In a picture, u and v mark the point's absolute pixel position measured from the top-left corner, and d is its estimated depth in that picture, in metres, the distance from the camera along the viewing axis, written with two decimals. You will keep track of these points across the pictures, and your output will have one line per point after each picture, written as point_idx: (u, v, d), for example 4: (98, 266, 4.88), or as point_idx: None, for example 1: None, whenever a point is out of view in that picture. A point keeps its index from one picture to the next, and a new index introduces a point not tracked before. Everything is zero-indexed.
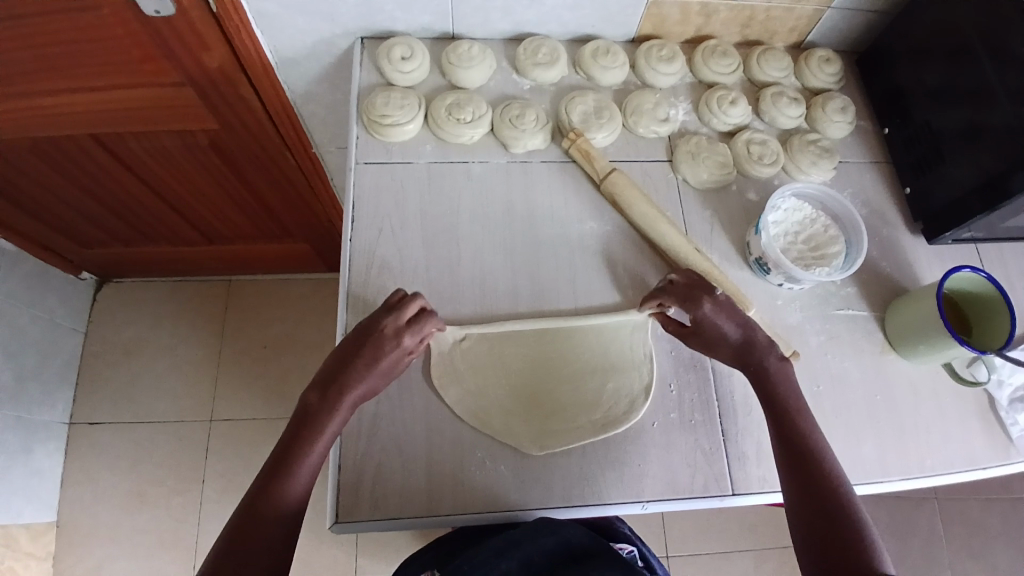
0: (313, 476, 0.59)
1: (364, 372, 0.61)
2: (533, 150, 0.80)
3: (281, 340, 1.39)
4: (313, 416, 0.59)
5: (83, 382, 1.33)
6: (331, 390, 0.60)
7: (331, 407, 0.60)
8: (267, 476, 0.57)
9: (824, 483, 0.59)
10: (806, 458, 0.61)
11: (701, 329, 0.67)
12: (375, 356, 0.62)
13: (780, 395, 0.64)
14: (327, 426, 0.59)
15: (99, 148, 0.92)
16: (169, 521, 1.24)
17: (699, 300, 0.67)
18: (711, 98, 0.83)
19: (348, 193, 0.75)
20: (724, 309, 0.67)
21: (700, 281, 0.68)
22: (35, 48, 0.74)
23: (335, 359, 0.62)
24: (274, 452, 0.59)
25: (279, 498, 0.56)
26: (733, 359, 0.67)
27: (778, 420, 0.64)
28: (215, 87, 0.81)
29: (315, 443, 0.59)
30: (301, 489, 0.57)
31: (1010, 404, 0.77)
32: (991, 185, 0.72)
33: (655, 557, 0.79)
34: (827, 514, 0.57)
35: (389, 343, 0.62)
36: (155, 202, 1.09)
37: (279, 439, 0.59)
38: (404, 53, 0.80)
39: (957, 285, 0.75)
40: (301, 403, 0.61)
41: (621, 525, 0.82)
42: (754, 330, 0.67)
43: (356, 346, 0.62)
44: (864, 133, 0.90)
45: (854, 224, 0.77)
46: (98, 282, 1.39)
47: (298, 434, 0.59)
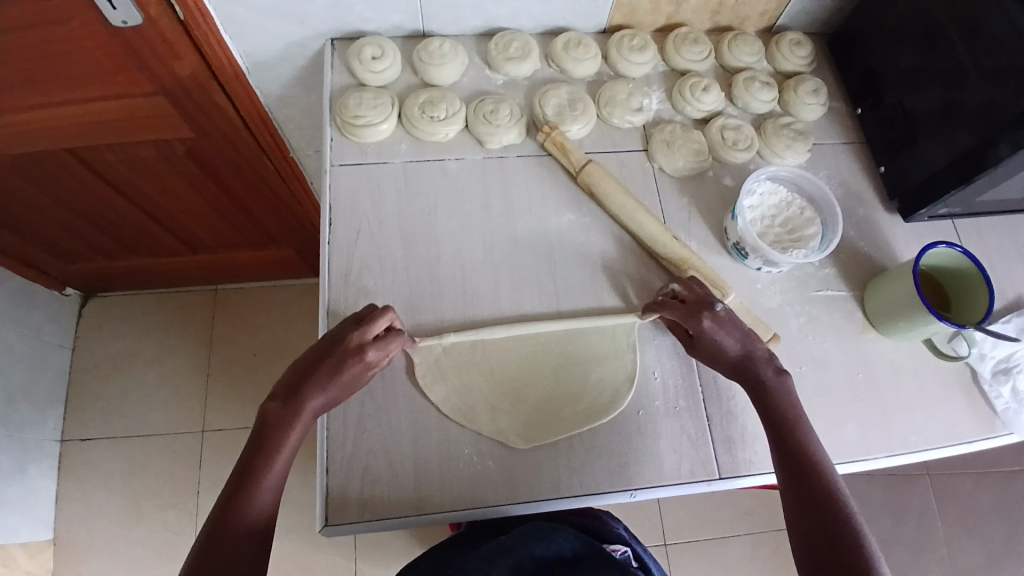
0: (278, 488, 0.58)
1: (327, 380, 0.61)
2: (508, 146, 0.80)
3: (269, 348, 1.39)
4: (275, 428, 0.59)
5: (73, 399, 1.31)
6: (292, 401, 0.60)
7: (293, 419, 0.60)
8: (230, 492, 0.56)
9: (824, 495, 0.59)
10: (805, 469, 0.61)
11: (702, 344, 0.67)
12: (341, 364, 0.61)
13: (778, 404, 0.64)
14: (291, 436, 0.59)
15: (74, 161, 0.91)
16: (166, 533, 1.24)
17: (699, 315, 0.67)
18: (684, 85, 0.83)
19: (324, 195, 0.75)
20: (725, 324, 0.67)
21: (702, 296, 0.69)
22: (2, 64, 0.73)
23: (296, 371, 0.62)
24: (235, 468, 0.58)
25: (243, 514, 0.55)
26: (733, 372, 0.67)
27: (777, 429, 0.64)
28: (189, 95, 0.81)
29: (279, 454, 0.59)
30: (267, 503, 0.57)
31: (994, 377, 0.78)
32: (964, 162, 0.73)
33: (649, 557, 0.79)
34: (827, 527, 0.57)
35: (354, 357, 0.62)
36: (134, 214, 1.08)
37: (240, 455, 0.59)
38: (375, 53, 0.80)
39: (935, 261, 0.75)
40: (260, 416, 0.60)
41: (613, 525, 0.82)
42: (755, 344, 0.67)
43: (320, 357, 0.62)
44: (837, 114, 0.91)
45: (829, 206, 0.77)
46: (82, 297, 1.38)
47: (261, 443, 0.59)
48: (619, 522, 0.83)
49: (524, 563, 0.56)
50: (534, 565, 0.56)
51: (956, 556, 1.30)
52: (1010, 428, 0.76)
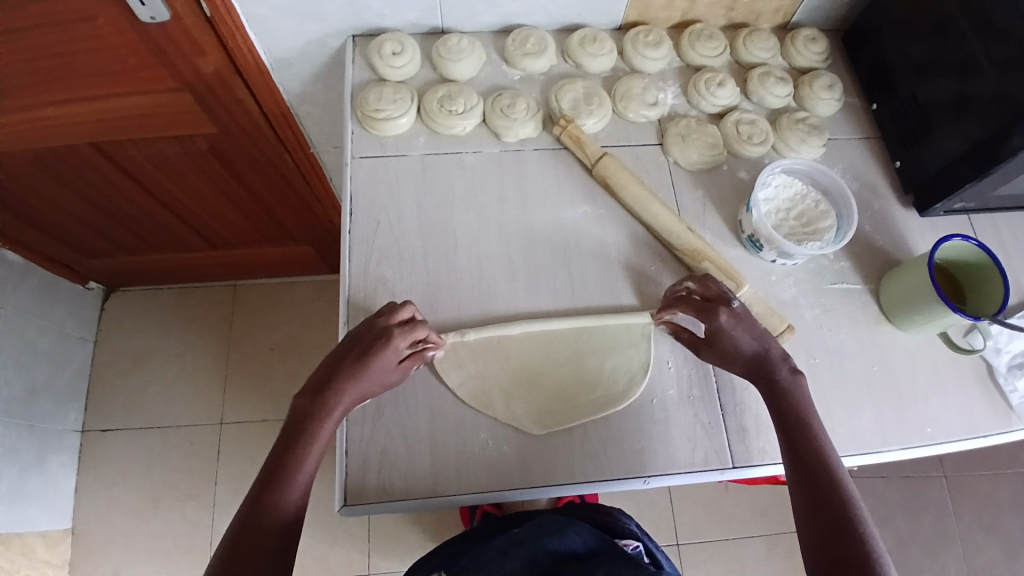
0: (308, 482, 0.60)
1: (355, 376, 0.62)
2: (525, 139, 0.81)
3: (286, 343, 1.41)
4: (305, 423, 0.60)
5: (93, 392, 1.35)
6: (322, 394, 0.61)
7: (322, 412, 0.61)
8: (262, 486, 0.58)
9: (834, 501, 0.58)
10: (816, 473, 0.60)
11: (715, 341, 0.67)
12: (368, 356, 0.62)
13: (790, 405, 0.65)
14: (320, 430, 0.60)
15: (101, 156, 0.94)
16: (183, 525, 1.26)
17: (713, 311, 0.67)
18: (699, 80, 0.84)
19: (344, 187, 0.76)
20: (742, 321, 0.66)
21: (719, 294, 0.68)
22: (34, 60, 0.76)
23: (325, 364, 0.63)
24: (267, 462, 0.59)
25: (275, 507, 0.57)
26: (747, 371, 0.67)
27: (789, 429, 0.64)
28: (212, 91, 0.83)
29: (309, 449, 0.60)
30: (297, 496, 0.59)
31: (1009, 371, 0.78)
32: (979, 152, 0.73)
33: (662, 554, 0.80)
34: (837, 533, 0.57)
35: (379, 349, 0.63)
36: (157, 210, 1.11)
37: (271, 449, 0.60)
38: (395, 48, 0.81)
39: (949, 254, 0.75)
40: (291, 411, 0.62)
41: (627, 521, 0.83)
42: (770, 343, 0.67)
43: (348, 350, 0.63)
44: (852, 109, 0.91)
45: (844, 198, 0.77)
46: (104, 291, 1.41)
47: (293, 436, 0.60)
48: (633, 518, 0.84)
49: (538, 557, 0.57)
50: (548, 560, 0.57)
51: (975, 558, 1.28)
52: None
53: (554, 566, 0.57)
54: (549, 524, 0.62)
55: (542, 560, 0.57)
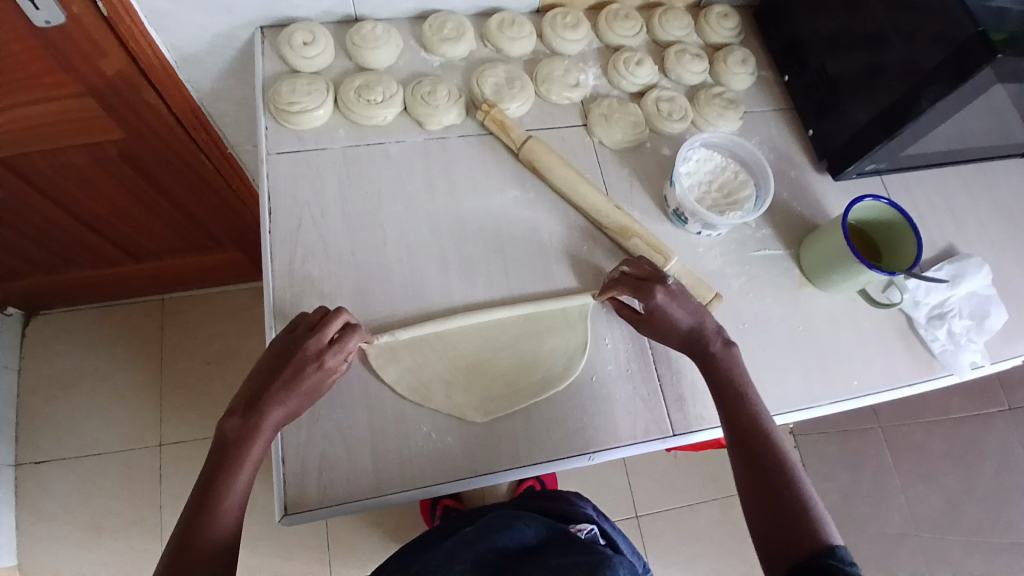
0: (241, 503, 0.57)
1: (285, 390, 0.60)
2: (449, 126, 0.80)
3: (227, 353, 1.36)
4: (234, 443, 0.58)
5: (22, 422, 1.26)
6: (252, 414, 0.59)
7: (253, 433, 0.58)
8: (193, 511, 0.55)
9: (773, 468, 0.60)
10: (755, 442, 0.62)
11: (654, 318, 0.69)
12: (299, 373, 0.60)
13: (727, 378, 0.67)
14: (251, 452, 0.58)
15: (4, 172, 0.87)
16: (130, 551, 1.20)
17: (650, 290, 0.69)
18: (618, 60, 0.85)
19: (262, 185, 0.74)
20: (677, 297, 0.69)
21: (653, 273, 0.71)
22: None
23: (253, 382, 0.60)
24: (196, 487, 0.57)
25: (207, 533, 0.54)
26: (682, 345, 0.69)
27: (726, 400, 0.66)
28: (120, 94, 0.79)
29: (238, 479, 0.57)
30: (232, 518, 0.56)
31: (928, 322, 0.83)
32: (888, 116, 0.77)
33: (618, 535, 0.80)
34: (778, 498, 0.58)
35: (312, 364, 0.61)
36: (72, 224, 1.04)
37: (200, 472, 0.57)
38: (306, 39, 0.79)
39: (862, 216, 0.79)
40: (218, 433, 0.58)
41: (584, 507, 0.83)
42: (704, 317, 0.69)
43: (277, 366, 0.61)
44: (766, 82, 0.94)
45: (761, 167, 0.80)
46: (24, 315, 1.31)
47: (222, 460, 0.57)
48: (589, 503, 0.84)
49: (487, 554, 0.56)
50: (497, 557, 0.56)
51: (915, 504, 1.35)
52: (950, 368, 0.81)
53: (504, 561, 0.56)
54: (497, 522, 0.62)
55: (492, 557, 0.56)
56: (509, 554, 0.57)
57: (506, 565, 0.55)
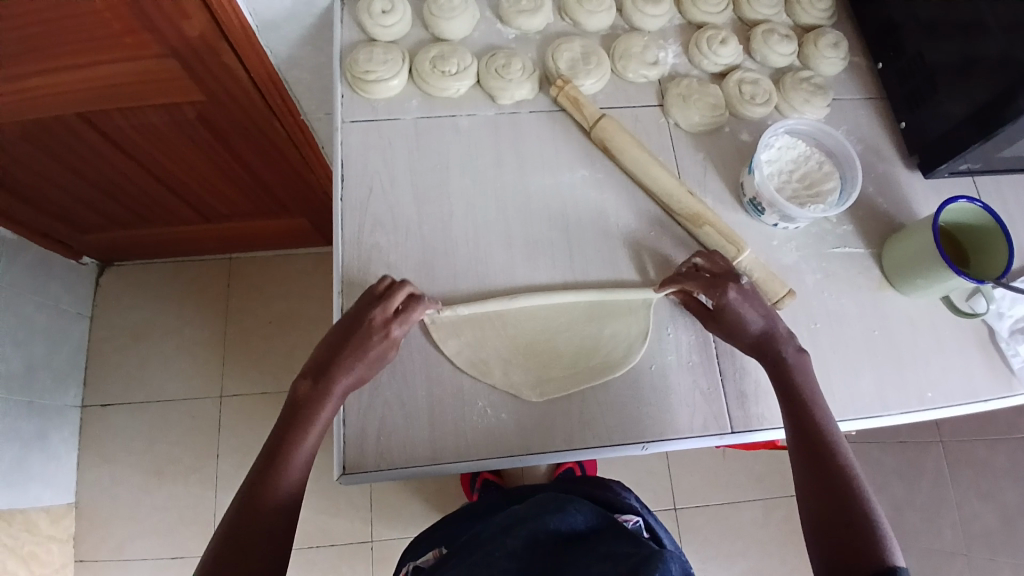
0: (308, 461, 0.59)
1: (354, 355, 0.62)
2: (520, 101, 0.79)
3: (285, 316, 1.40)
4: (304, 409, 0.60)
5: (92, 367, 1.34)
6: (322, 378, 0.61)
7: (323, 396, 0.61)
8: (264, 465, 0.58)
9: (838, 480, 0.58)
10: (820, 452, 0.60)
11: (722, 317, 0.67)
12: (365, 342, 0.62)
13: (796, 384, 0.64)
14: (320, 415, 0.60)
15: (90, 127, 0.91)
16: (187, 496, 1.28)
17: (723, 287, 0.67)
18: (701, 38, 0.81)
19: (336, 151, 0.74)
20: (749, 298, 0.67)
21: (725, 270, 0.69)
22: (22, 29, 0.72)
23: (323, 349, 0.63)
24: (268, 443, 0.59)
25: (276, 486, 0.57)
26: (752, 348, 0.67)
27: (793, 407, 0.63)
28: (200, 57, 0.80)
29: (306, 439, 0.59)
30: (299, 475, 0.58)
31: (1011, 335, 0.77)
32: (983, 114, 0.71)
33: (661, 529, 0.79)
34: (840, 511, 0.56)
35: (377, 334, 0.63)
36: (149, 182, 1.08)
37: (272, 430, 0.60)
38: (385, 7, 0.78)
39: (953, 218, 0.74)
40: (292, 395, 0.61)
41: (626, 495, 0.82)
42: (776, 321, 0.67)
43: (345, 334, 0.63)
44: (858, 68, 0.88)
45: (848, 158, 0.75)
46: (99, 266, 1.39)
47: (292, 421, 0.60)
48: (631, 492, 0.83)
49: (537, 535, 0.55)
50: (548, 538, 0.55)
51: None
52: None
53: (554, 545, 0.55)
54: (551, 501, 0.61)
55: (543, 538, 0.55)
56: (561, 537, 0.56)
57: (557, 549, 0.54)
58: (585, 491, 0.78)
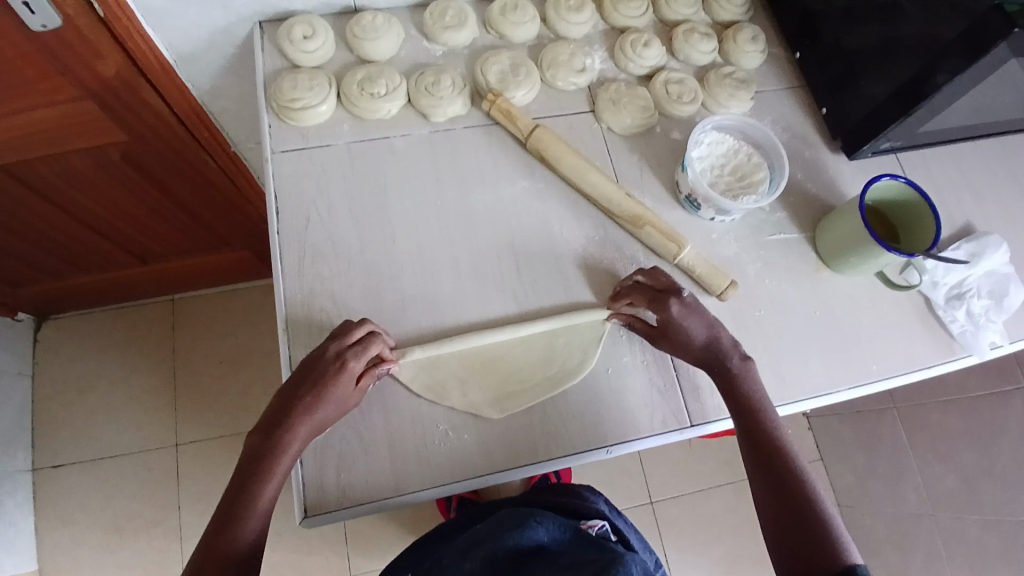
0: (265, 518, 0.57)
1: (311, 409, 0.59)
2: (454, 117, 0.79)
3: (238, 354, 1.36)
4: (257, 464, 0.57)
5: (38, 427, 1.26)
6: (277, 429, 0.58)
7: (277, 448, 0.58)
8: (218, 524, 0.55)
9: (793, 490, 0.59)
10: (772, 461, 0.61)
11: (669, 332, 0.67)
12: (322, 386, 0.60)
13: (746, 395, 0.65)
14: (274, 468, 0.57)
15: (8, 180, 0.86)
16: (153, 551, 1.22)
17: (666, 302, 0.67)
18: (625, 43, 0.83)
19: (268, 184, 0.72)
20: (692, 311, 0.67)
21: (667, 284, 0.69)
22: None
23: (279, 397, 0.60)
24: (221, 503, 0.57)
25: (231, 546, 0.54)
26: (699, 360, 0.67)
27: (743, 418, 0.64)
28: (118, 97, 0.77)
29: (261, 495, 0.56)
30: (256, 529, 0.56)
31: (947, 304, 0.81)
32: (904, 93, 0.75)
33: (629, 529, 0.79)
34: (798, 521, 0.57)
35: (334, 377, 0.60)
36: (78, 229, 1.03)
37: (226, 486, 0.57)
38: (306, 32, 0.77)
39: (880, 195, 0.77)
40: (244, 449, 0.58)
41: (597, 502, 0.82)
42: (720, 331, 0.67)
43: (302, 380, 0.60)
44: (777, 60, 0.92)
45: (775, 149, 0.78)
46: (36, 321, 1.31)
47: (247, 476, 0.57)
48: (599, 497, 0.83)
49: (497, 554, 0.55)
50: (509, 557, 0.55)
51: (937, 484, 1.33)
52: (969, 349, 0.80)
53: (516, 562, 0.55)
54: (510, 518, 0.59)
55: (503, 557, 0.55)
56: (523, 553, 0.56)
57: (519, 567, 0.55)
58: (552, 501, 0.78)
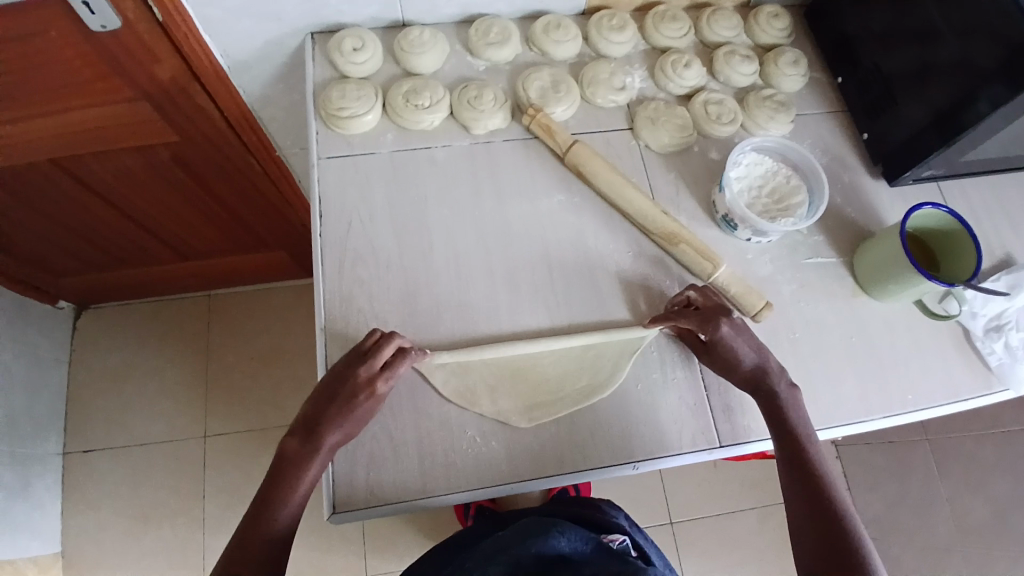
0: (293, 516, 0.60)
1: (340, 419, 0.61)
2: (494, 130, 0.81)
3: (268, 352, 1.38)
4: (289, 466, 0.60)
5: (73, 413, 1.30)
6: (308, 435, 0.61)
7: (307, 453, 0.60)
8: (256, 511, 0.59)
9: (832, 520, 0.60)
10: (813, 488, 0.62)
11: (716, 351, 0.68)
12: (352, 396, 0.61)
13: (790, 421, 0.65)
14: (303, 472, 0.60)
15: (65, 174, 0.90)
16: (175, 541, 1.24)
17: (717, 322, 0.67)
18: (665, 63, 0.84)
19: (313, 188, 0.75)
20: (741, 331, 0.67)
21: (717, 304, 0.70)
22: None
23: (312, 402, 0.62)
24: (259, 491, 0.60)
25: (266, 533, 0.58)
26: (745, 381, 0.68)
27: (785, 443, 0.65)
28: (172, 98, 0.80)
29: (290, 495, 0.60)
30: (285, 527, 0.60)
31: (986, 334, 0.79)
32: (946, 119, 0.74)
33: (650, 547, 0.78)
34: (835, 550, 0.58)
35: (362, 389, 0.62)
36: (125, 224, 1.07)
37: (261, 482, 0.61)
38: (356, 44, 0.80)
39: (921, 223, 0.76)
40: (279, 449, 0.62)
41: (616, 515, 0.82)
42: (768, 355, 0.68)
43: (333, 389, 0.62)
44: (818, 84, 0.92)
45: (815, 172, 0.77)
46: (76, 310, 1.36)
47: (280, 476, 0.60)
48: (620, 512, 0.83)
49: (520, 559, 0.55)
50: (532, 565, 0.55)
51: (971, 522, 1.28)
52: (1006, 384, 0.78)
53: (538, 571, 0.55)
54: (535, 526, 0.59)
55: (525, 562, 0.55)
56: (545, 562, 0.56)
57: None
58: (575, 513, 0.78)
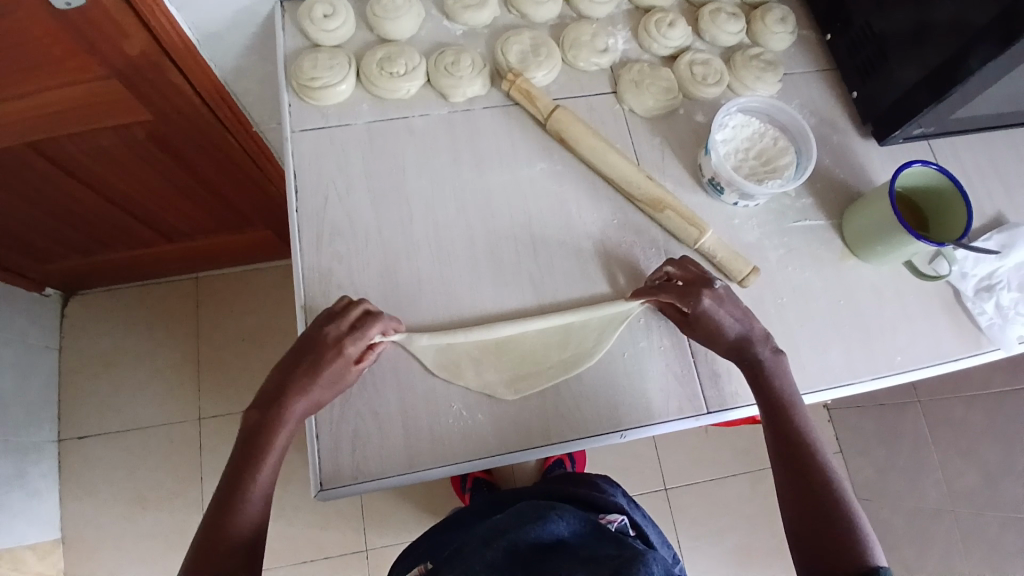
0: (267, 492, 0.59)
1: (307, 385, 0.60)
2: (473, 98, 0.78)
3: (258, 333, 1.37)
4: (255, 441, 0.59)
5: (65, 400, 1.30)
6: (274, 406, 0.60)
7: (273, 424, 0.59)
8: (224, 490, 0.58)
9: (816, 484, 0.60)
10: (798, 456, 0.62)
11: (698, 321, 0.66)
12: (318, 363, 0.60)
13: (778, 394, 0.65)
14: (272, 445, 0.59)
15: (37, 156, 0.87)
16: (175, 522, 1.25)
17: (697, 293, 0.66)
18: (649, 22, 0.81)
19: (287, 162, 0.73)
20: (724, 301, 0.66)
21: (697, 275, 0.68)
22: None
23: (276, 375, 0.61)
24: (222, 478, 0.59)
25: (239, 508, 0.57)
26: (729, 351, 0.67)
27: (773, 413, 0.64)
28: (144, 75, 0.77)
29: (261, 469, 0.58)
30: (260, 502, 0.58)
31: (976, 295, 0.79)
32: (937, 77, 0.72)
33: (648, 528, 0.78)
34: (821, 511, 0.58)
35: (329, 354, 0.61)
36: (102, 205, 1.05)
37: (227, 464, 0.59)
38: (327, 10, 0.77)
39: (910, 182, 0.75)
40: (243, 427, 0.60)
41: (614, 495, 0.81)
42: (753, 322, 0.67)
43: (297, 358, 0.61)
44: (807, 41, 0.89)
45: (802, 132, 0.76)
46: (63, 297, 1.34)
47: (247, 453, 0.59)
48: (618, 493, 0.82)
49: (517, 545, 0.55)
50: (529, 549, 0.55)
51: None
52: (998, 343, 0.77)
53: (536, 555, 0.54)
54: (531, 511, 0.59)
55: (522, 548, 0.55)
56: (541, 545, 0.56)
57: (539, 561, 0.54)
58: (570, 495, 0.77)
